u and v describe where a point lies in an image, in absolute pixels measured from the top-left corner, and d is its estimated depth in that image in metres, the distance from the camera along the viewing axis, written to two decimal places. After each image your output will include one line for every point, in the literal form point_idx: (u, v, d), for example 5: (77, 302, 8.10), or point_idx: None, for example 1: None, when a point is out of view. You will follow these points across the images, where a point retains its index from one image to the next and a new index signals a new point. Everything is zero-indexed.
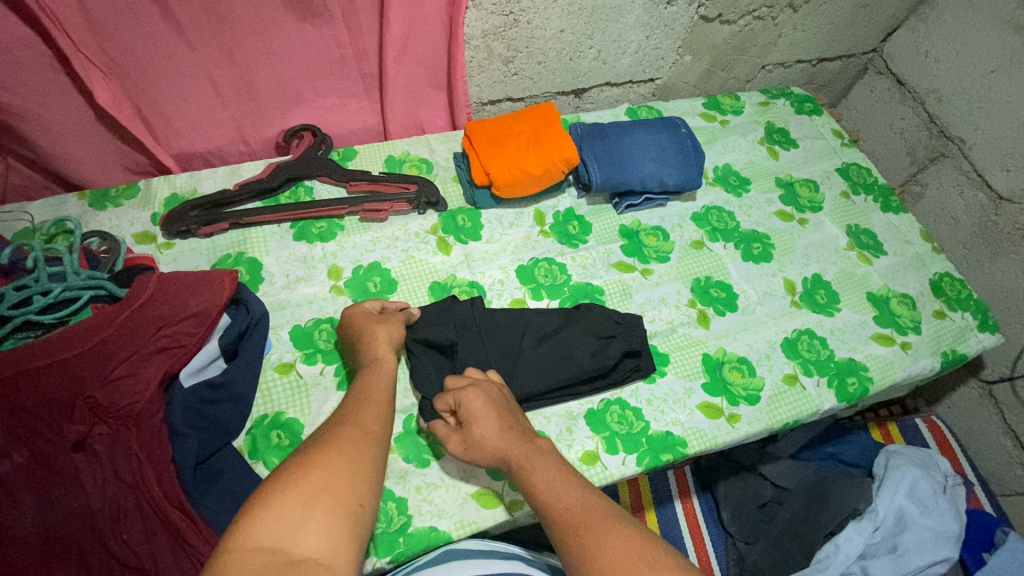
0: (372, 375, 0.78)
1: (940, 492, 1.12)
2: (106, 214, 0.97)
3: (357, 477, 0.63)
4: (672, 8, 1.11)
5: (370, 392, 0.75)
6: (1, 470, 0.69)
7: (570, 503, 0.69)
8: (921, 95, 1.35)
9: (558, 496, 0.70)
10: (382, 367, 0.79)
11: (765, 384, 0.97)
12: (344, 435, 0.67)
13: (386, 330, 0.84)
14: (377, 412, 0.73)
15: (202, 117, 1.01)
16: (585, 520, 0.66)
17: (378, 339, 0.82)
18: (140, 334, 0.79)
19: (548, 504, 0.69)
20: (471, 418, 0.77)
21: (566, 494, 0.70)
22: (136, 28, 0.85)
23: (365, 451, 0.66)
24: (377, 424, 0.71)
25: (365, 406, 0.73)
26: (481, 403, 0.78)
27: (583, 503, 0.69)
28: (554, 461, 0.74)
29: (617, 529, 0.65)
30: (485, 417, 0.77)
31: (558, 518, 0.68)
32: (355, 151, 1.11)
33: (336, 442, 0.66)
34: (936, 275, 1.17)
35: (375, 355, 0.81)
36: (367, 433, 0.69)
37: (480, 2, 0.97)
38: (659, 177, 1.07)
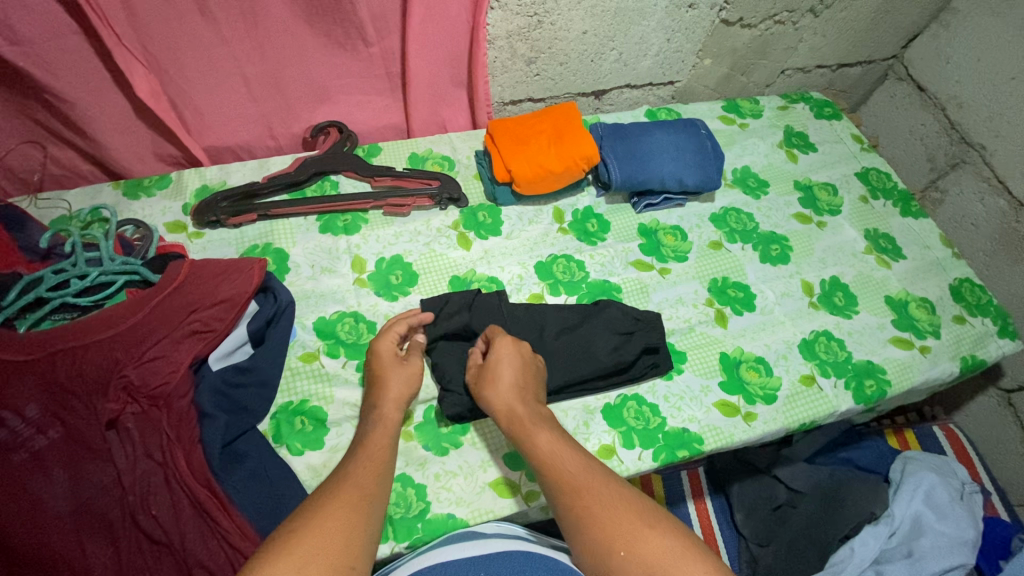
0: (377, 433, 0.76)
1: (957, 498, 1.12)
2: (139, 203, 1.01)
3: (352, 543, 0.60)
4: (694, 12, 1.12)
5: (372, 449, 0.73)
6: (37, 444, 0.72)
7: (565, 464, 0.71)
8: (942, 101, 1.35)
9: (555, 457, 0.71)
10: (388, 421, 0.77)
11: (781, 384, 0.97)
12: (341, 498, 0.64)
13: (400, 384, 0.82)
14: (376, 471, 0.70)
15: (232, 111, 1.04)
16: (580, 482, 0.68)
17: (391, 393, 0.81)
18: (172, 318, 0.82)
19: (545, 466, 0.71)
20: (497, 368, 0.82)
21: (562, 457, 0.71)
22: (174, 23, 0.88)
23: (362, 513, 0.63)
24: (374, 482, 0.68)
25: (365, 464, 0.70)
26: (509, 358, 0.83)
27: (578, 466, 0.70)
28: (552, 428, 0.76)
29: (613, 491, 0.67)
30: (509, 370, 0.82)
31: (554, 480, 0.70)
32: (380, 148, 1.13)
33: (331, 505, 0.62)
34: (956, 280, 1.16)
35: (381, 412, 0.79)
36: (365, 495, 0.66)
37: (505, 3, 0.99)
38: (679, 177, 1.08)
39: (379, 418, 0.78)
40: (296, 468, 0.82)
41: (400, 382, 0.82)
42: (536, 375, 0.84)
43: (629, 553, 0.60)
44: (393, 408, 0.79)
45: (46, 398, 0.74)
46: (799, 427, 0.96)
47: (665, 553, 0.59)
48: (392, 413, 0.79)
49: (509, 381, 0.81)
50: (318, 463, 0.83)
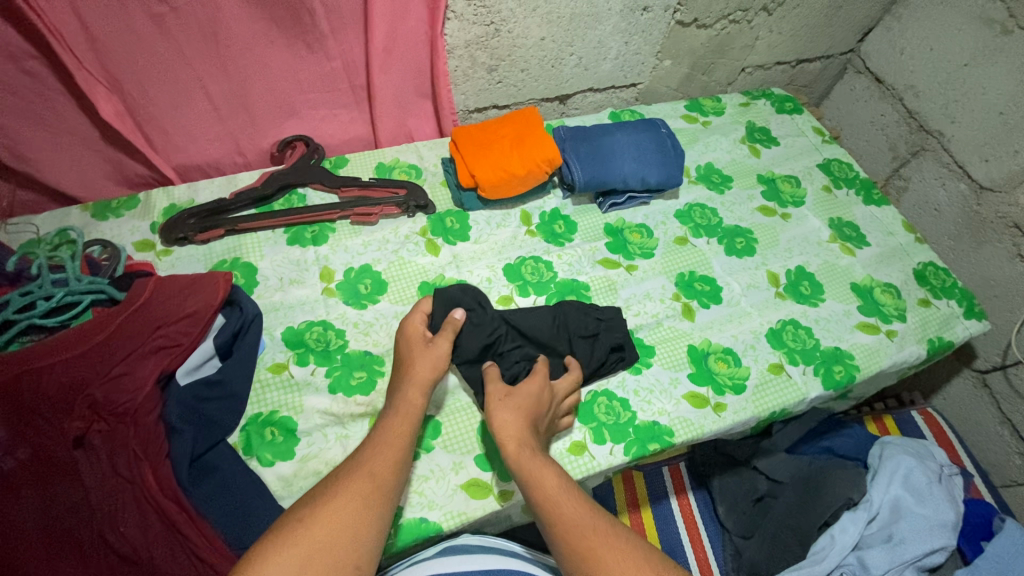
0: (397, 420, 0.76)
1: (935, 480, 1.13)
2: (107, 224, 1.02)
3: (355, 541, 0.63)
4: (648, 15, 1.15)
5: (390, 434, 0.74)
6: (4, 467, 0.72)
7: (568, 512, 0.69)
8: (899, 91, 1.38)
9: (559, 505, 0.70)
10: (410, 406, 0.78)
11: (750, 373, 0.99)
12: (352, 490, 0.66)
13: (425, 363, 0.82)
14: (391, 460, 0.71)
15: (198, 129, 1.05)
16: (586, 531, 0.67)
17: (414, 374, 0.81)
18: (138, 335, 0.83)
19: (550, 516, 0.69)
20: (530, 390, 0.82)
21: (568, 509, 0.69)
22: (134, 45, 0.89)
23: (371, 511, 0.65)
24: (389, 472, 0.70)
25: (381, 454, 0.71)
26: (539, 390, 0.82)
27: (583, 516, 0.69)
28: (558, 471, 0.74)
29: (618, 545, 0.66)
30: (534, 396, 0.81)
31: (558, 531, 0.68)
32: (346, 159, 1.15)
33: (337, 502, 0.65)
34: (920, 265, 1.18)
35: (404, 391, 0.79)
36: (375, 488, 0.68)
37: (461, 13, 1.01)
38: (641, 176, 1.10)
39: (401, 401, 0.78)
40: (266, 479, 0.82)
41: (425, 368, 0.81)
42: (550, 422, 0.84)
43: None
44: (416, 391, 0.79)
45: (12, 420, 0.74)
46: (770, 416, 0.97)
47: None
48: (415, 394, 0.79)
49: (526, 412, 0.79)
50: (289, 473, 0.83)
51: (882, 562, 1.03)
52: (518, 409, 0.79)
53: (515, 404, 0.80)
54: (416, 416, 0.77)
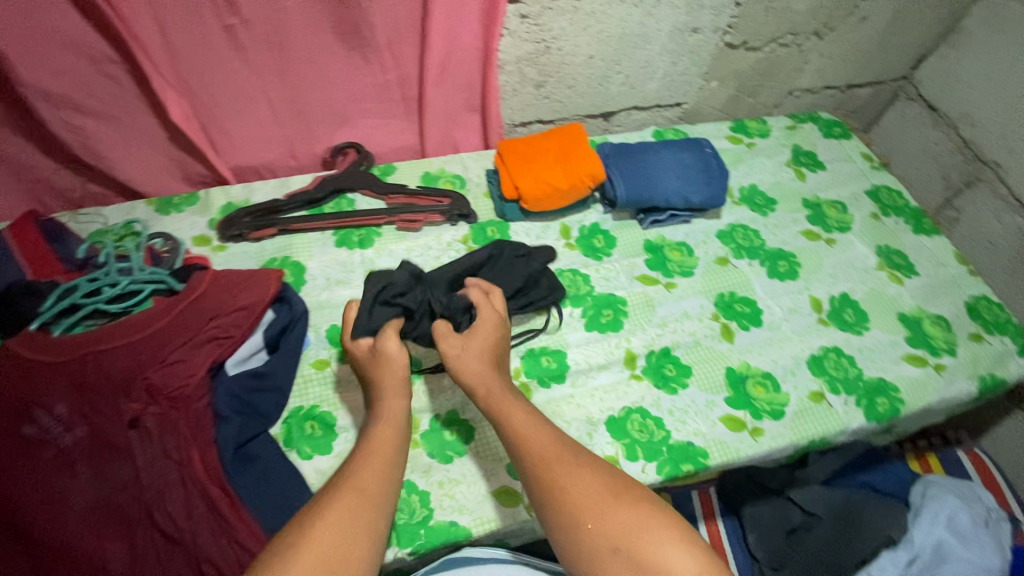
0: (382, 431, 0.76)
1: (981, 524, 1.09)
2: (169, 218, 1.07)
3: (358, 550, 0.63)
4: (697, 36, 1.16)
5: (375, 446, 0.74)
6: (63, 442, 0.76)
7: (533, 443, 0.73)
8: (954, 120, 1.35)
9: (530, 436, 0.73)
10: (393, 414, 0.78)
11: (790, 400, 0.96)
12: (341, 503, 0.66)
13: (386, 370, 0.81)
14: (379, 470, 0.71)
15: (258, 133, 1.10)
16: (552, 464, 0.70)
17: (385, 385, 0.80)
18: (194, 324, 0.86)
19: (520, 448, 0.73)
20: (481, 332, 0.85)
21: (535, 444, 0.72)
22: (205, 52, 0.95)
23: (368, 519, 0.66)
24: (381, 481, 0.70)
25: (373, 465, 0.71)
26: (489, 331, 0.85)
27: (551, 447, 0.72)
28: (525, 406, 0.78)
29: (584, 471, 0.70)
30: (487, 341, 0.84)
31: (528, 461, 0.71)
32: (394, 167, 1.18)
33: (335, 512, 0.65)
34: (972, 298, 1.14)
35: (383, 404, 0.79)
36: (370, 497, 0.68)
37: (514, 30, 1.04)
38: (684, 194, 1.10)
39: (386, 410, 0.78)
40: (304, 472, 0.85)
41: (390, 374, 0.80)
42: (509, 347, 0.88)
43: (595, 524, 0.65)
44: (398, 399, 0.79)
45: (72, 396, 0.78)
46: (809, 445, 0.95)
47: (633, 529, 0.64)
48: (397, 405, 0.79)
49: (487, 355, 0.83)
50: (326, 467, 0.85)
51: None
52: (481, 355, 0.82)
53: (477, 346, 0.83)
54: (399, 427, 0.78)
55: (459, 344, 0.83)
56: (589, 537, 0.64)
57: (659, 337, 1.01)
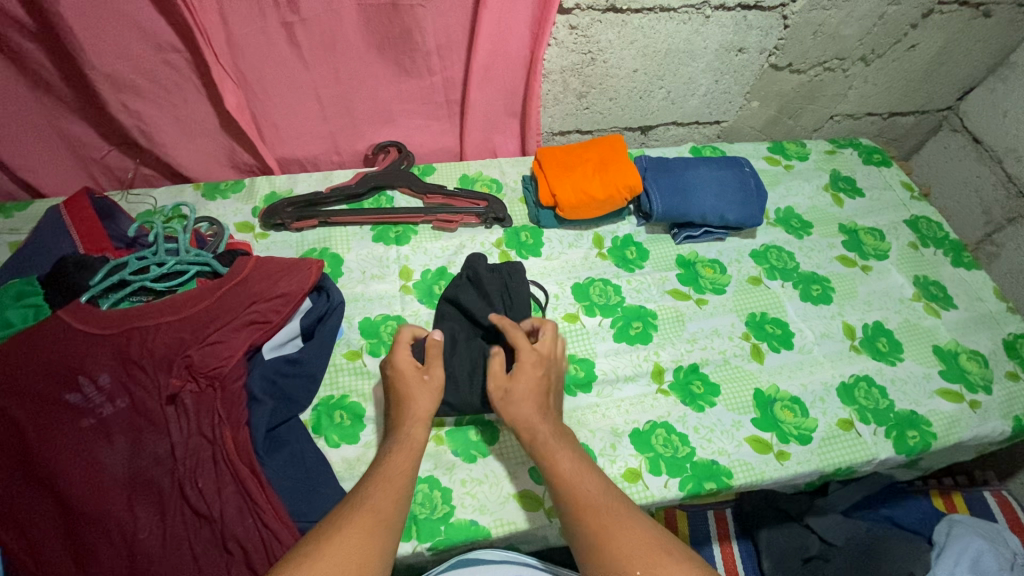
0: (398, 453, 0.77)
1: (1008, 569, 1.05)
2: (214, 204, 1.10)
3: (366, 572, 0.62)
4: (742, 56, 1.16)
5: (392, 471, 0.74)
6: (104, 411, 0.78)
7: (581, 488, 0.73)
8: (999, 154, 1.33)
9: (579, 482, 0.73)
10: (411, 442, 0.78)
11: (817, 426, 0.95)
12: (358, 522, 0.66)
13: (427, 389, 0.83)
14: (393, 494, 0.71)
15: (305, 127, 1.13)
16: (596, 514, 0.69)
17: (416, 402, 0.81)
18: (235, 307, 0.89)
19: (567, 495, 0.72)
20: (527, 375, 0.83)
21: (577, 484, 0.73)
22: (263, 46, 0.97)
23: (375, 543, 0.65)
24: (391, 507, 0.70)
25: (384, 490, 0.71)
26: (535, 376, 0.83)
27: (596, 497, 0.71)
28: (575, 451, 0.77)
29: (629, 523, 0.68)
30: (533, 382, 0.83)
31: (575, 509, 0.71)
32: (434, 168, 1.21)
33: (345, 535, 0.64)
34: (1010, 336, 1.12)
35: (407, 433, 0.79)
36: (378, 523, 0.67)
37: (561, 41, 1.05)
38: (720, 212, 1.10)
39: (413, 410, 0.81)
40: (331, 459, 0.87)
41: (418, 382, 0.83)
42: (557, 390, 0.87)
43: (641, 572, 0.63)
44: (425, 394, 0.83)
45: (116, 368, 0.81)
46: (834, 472, 0.93)
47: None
48: (425, 404, 0.82)
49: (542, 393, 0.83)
50: (352, 456, 0.87)
51: None
52: (536, 387, 0.83)
53: (535, 378, 0.83)
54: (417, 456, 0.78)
55: (504, 390, 0.82)
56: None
57: (688, 353, 1.01)
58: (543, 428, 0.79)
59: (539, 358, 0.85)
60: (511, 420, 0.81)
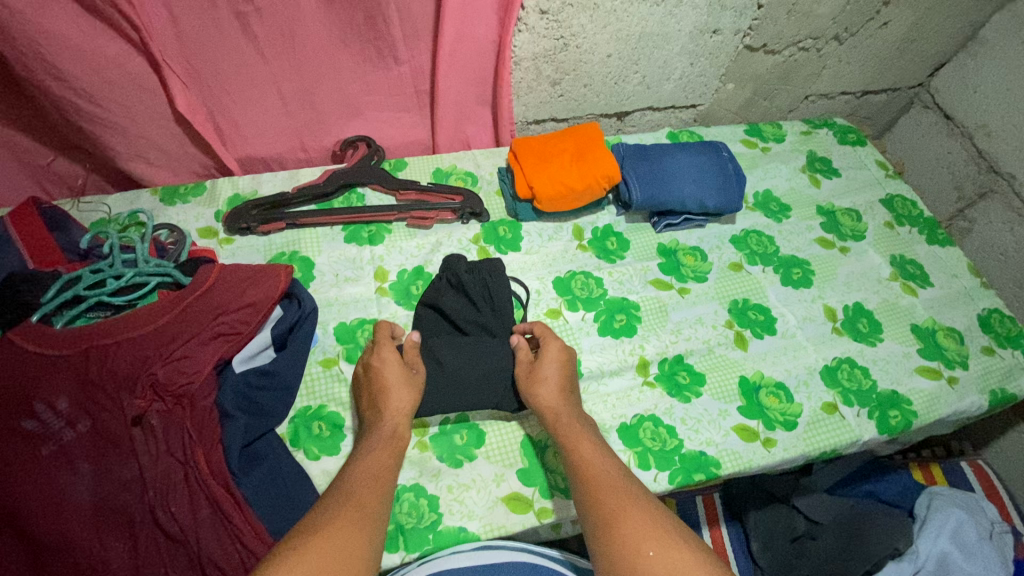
0: (380, 447, 0.76)
1: (985, 537, 1.09)
2: (174, 209, 1.05)
3: (358, 550, 0.61)
4: (717, 38, 1.14)
5: (377, 465, 0.73)
6: (64, 438, 0.74)
7: (599, 469, 0.72)
8: (970, 130, 1.34)
9: (599, 464, 0.73)
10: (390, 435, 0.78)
11: (803, 411, 0.95)
12: (349, 508, 0.65)
13: (402, 382, 0.83)
14: (381, 487, 0.71)
15: (267, 125, 1.08)
16: (610, 494, 0.69)
17: (393, 396, 0.81)
18: (200, 320, 0.84)
19: (585, 474, 0.72)
20: (554, 363, 0.86)
21: (594, 465, 0.73)
22: (215, 41, 0.91)
23: (368, 526, 0.64)
24: (378, 497, 0.69)
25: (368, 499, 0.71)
26: (559, 361, 0.86)
27: (614, 479, 0.71)
28: (593, 438, 0.79)
29: (643, 503, 0.67)
30: (559, 368, 0.86)
31: (591, 487, 0.70)
32: (406, 163, 1.17)
33: (340, 521, 0.63)
34: (985, 310, 1.14)
35: (382, 426, 0.79)
36: (369, 509, 0.67)
37: (533, 26, 1.01)
38: (700, 199, 1.09)
39: (389, 402, 0.80)
40: (311, 473, 0.84)
41: (399, 376, 0.83)
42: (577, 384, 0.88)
43: (656, 552, 0.61)
44: (404, 390, 0.82)
45: (74, 392, 0.76)
46: (820, 455, 0.94)
47: (688, 568, 0.59)
48: (402, 398, 0.81)
49: (563, 381, 0.85)
50: (334, 468, 0.84)
51: None
52: (560, 372, 0.86)
53: (558, 363, 0.86)
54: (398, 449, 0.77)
55: (530, 372, 0.85)
56: (645, 565, 0.60)
57: (673, 344, 1.00)
58: (566, 409, 0.82)
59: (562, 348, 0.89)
60: (533, 403, 0.83)
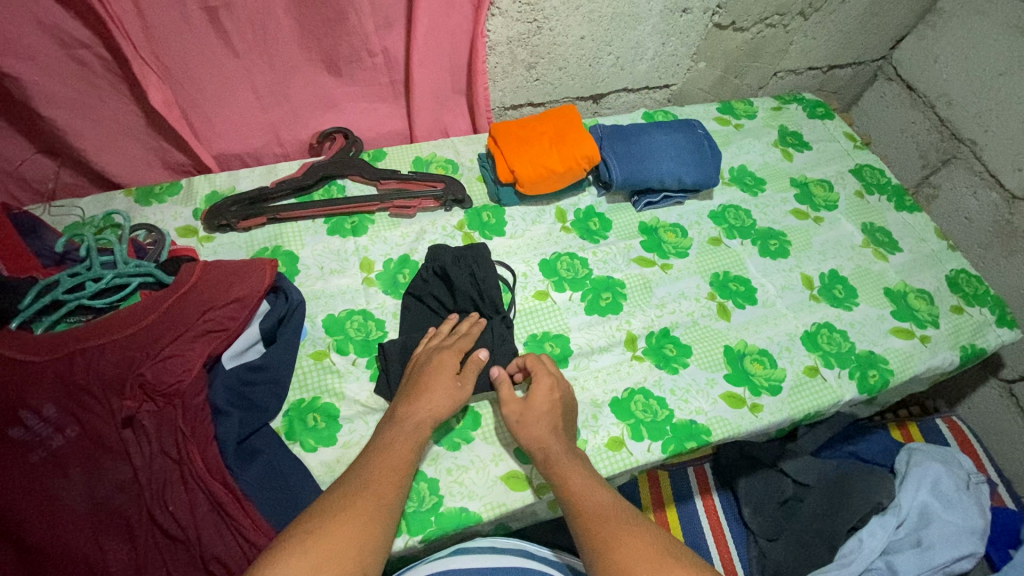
0: (396, 439, 0.77)
1: (963, 488, 1.13)
2: (151, 209, 1.03)
3: (362, 548, 0.64)
4: (688, 17, 1.15)
5: (394, 458, 0.75)
6: (54, 444, 0.73)
7: (592, 502, 0.75)
8: (932, 99, 1.39)
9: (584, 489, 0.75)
10: (411, 427, 0.79)
11: (786, 375, 0.99)
12: (362, 506, 0.68)
13: (445, 384, 0.83)
14: (397, 482, 0.73)
15: (241, 119, 1.06)
16: (604, 525, 0.72)
17: (434, 394, 0.81)
18: (186, 318, 0.83)
19: (578, 507, 0.75)
20: (545, 396, 0.85)
21: (585, 496, 0.75)
22: (183, 35, 0.90)
23: (377, 525, 0.67)
24: (394, 493, 0.72)
25: (379, 483, 0.72)
26: (550, 394, 0.85)
27: (606, 507, 0.74)
28: (585, 466, 0.79)
29: (634, 527, 0.71)
30: (550, 402, 0.84)
31: (584, 518, 0.73)
32: (385, 152, 1.16)
33: (353, 514, 0.67)
34: (952, 271, 1.18)
35: (403, 415, 0.80)
36: (383, 506, 0.69)
37: (506, 10, 1.01)
38: (678, 175, 1.11)
39: (430, 400, 0.81)
40: (309, 464, 0.84)
41: (447, 381, 0.83)
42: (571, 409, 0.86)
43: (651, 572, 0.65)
44: (445, 395, 0.82)
45: (60, 397, 0.74)
46: (805, 417, 0.97)
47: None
48: (440, 400, 0.81)
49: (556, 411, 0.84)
50: (331, 459, 0.84)
51: (912, 568, 1.05)
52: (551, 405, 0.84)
53: (550, 395, 0.85)
54: (419, 440, 0.78)
55: (519, 409, 0.83)
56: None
57: (659, 318, 1.02)
58: (557, 441, 0.81)
59: (554, 377, 0.87)
60: (525, 436, 0.82)
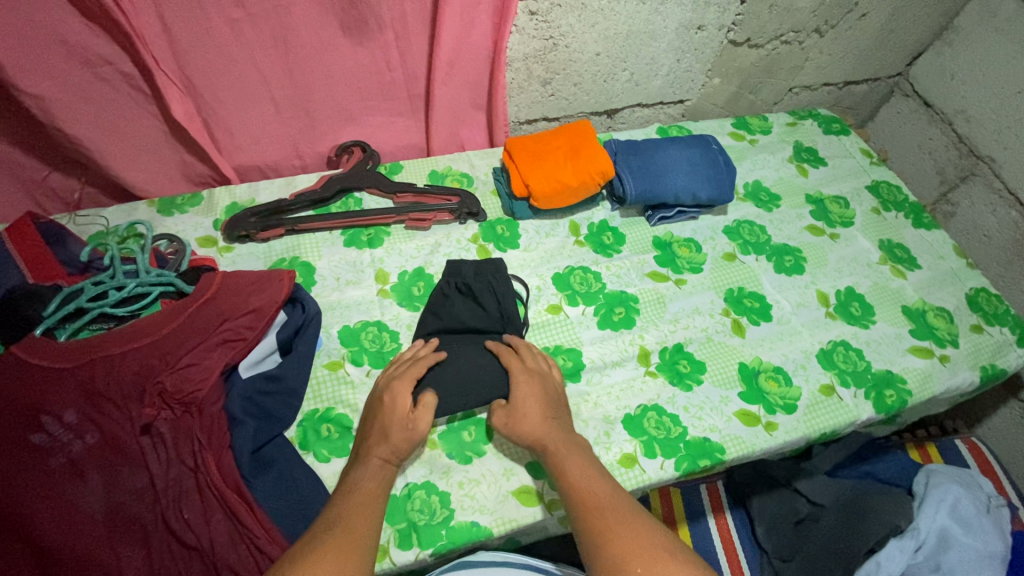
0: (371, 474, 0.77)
1: (983, 511, 1.11)
2: (172, 219, 1.05)
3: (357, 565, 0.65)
4: (703, 33, 1.16)
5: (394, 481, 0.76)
6: (72, 449, 0.74)
7: (594, 489, 0.75)
8: (949, 116, 1.38)
9: (586, 485, 0.75)
10: (378, 464, 0.78)
11: (802, 394, 0.97)
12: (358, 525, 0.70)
13: (398, 422, 0.81)
14: None
15: (262, 132, 1.08)
16: (603, 515, 0.72)
17: (390, 433, 0.80)
18: (205, 326, 0.84)
19: (577, 493, 0.75)
20: (525, 399, 0.84)
21: (586, 484, 0.76)
22: (208, 50, 0.92)
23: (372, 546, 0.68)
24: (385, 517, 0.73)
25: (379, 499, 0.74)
26: (533, 394, 0.85)
27: (606, 496, 0.74)
28: (585, 456, 0.80)
29: (631, 519, 0.71)
30: (531, 402, 0.84)
31: (581, 506, 0.73)
32: (401, 166, 1.17)
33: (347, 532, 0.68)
34: (972, 290, 1.17)
35: (365, 452, 0.79)
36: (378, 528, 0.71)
37: (522, 27, 1.03)
38: (692, 191, 1.11)
39: (388, 439, 0.80)
40: (323, 475, 0.84)
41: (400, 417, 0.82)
42: (558, 400, 0.87)
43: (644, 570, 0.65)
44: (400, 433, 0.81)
45: (81, 403, 0.76)
46: (821, 437, 0.96)
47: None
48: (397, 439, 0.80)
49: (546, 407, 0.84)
50: None
51: None
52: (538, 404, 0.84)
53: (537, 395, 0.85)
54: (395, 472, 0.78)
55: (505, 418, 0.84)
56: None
57: (672, 333, 1.02)
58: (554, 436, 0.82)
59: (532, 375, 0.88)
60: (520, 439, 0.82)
